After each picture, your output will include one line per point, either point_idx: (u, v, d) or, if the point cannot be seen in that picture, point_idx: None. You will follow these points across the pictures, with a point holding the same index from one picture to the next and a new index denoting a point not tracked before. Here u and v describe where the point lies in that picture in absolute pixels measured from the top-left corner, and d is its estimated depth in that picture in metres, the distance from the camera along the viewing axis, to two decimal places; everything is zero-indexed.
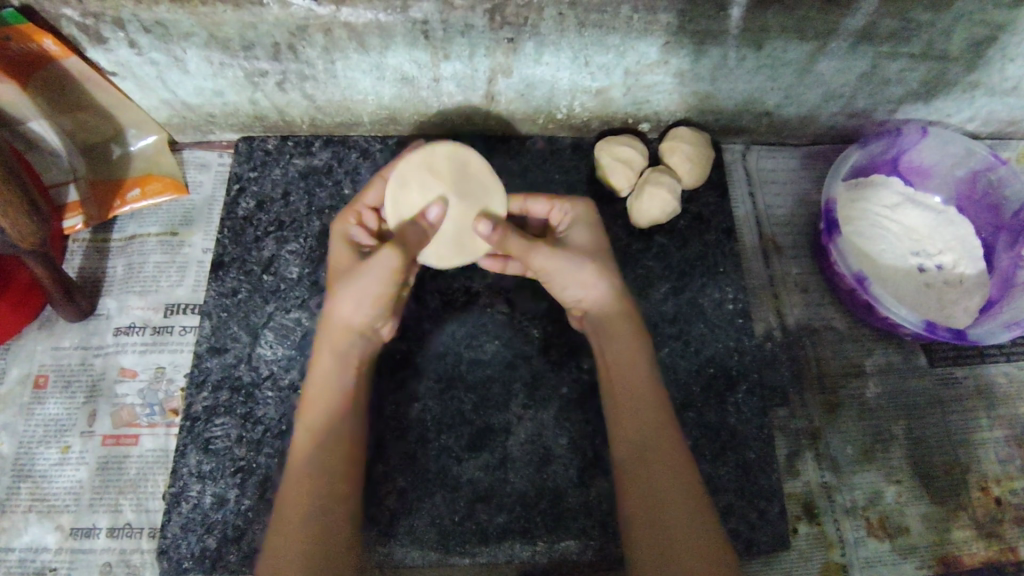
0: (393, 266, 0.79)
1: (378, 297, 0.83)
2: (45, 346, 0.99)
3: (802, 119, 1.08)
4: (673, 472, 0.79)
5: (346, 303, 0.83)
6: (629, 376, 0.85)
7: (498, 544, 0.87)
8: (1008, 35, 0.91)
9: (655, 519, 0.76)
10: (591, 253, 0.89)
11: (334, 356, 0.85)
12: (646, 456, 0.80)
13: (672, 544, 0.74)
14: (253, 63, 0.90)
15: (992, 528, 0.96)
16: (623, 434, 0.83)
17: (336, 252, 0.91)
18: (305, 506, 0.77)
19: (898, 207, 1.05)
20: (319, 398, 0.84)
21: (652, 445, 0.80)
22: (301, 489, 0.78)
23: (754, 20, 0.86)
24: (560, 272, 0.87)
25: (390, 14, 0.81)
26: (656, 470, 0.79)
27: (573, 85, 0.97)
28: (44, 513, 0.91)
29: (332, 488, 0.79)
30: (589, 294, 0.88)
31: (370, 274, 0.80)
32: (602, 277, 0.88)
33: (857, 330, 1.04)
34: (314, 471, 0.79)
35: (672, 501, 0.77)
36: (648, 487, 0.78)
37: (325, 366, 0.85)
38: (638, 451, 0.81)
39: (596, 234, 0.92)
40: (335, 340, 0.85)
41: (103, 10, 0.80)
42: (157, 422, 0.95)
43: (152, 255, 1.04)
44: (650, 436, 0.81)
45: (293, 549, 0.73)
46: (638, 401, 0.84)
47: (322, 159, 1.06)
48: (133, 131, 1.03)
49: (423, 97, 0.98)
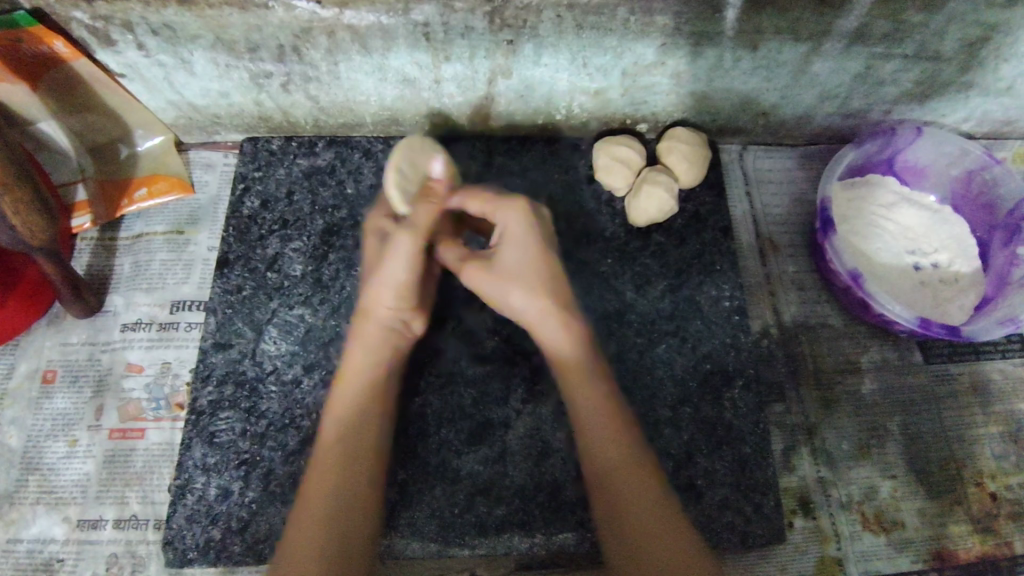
0: (414, 244, 0.84)
1: (408, 281, 0.86)
2: (52, 342, 1.01)
3: (798, 119, 1.09)
4: (638, 480, 0.77)
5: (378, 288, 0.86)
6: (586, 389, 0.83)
7: (496, 536, 0.88)
8: (1001, 36, 0.92)
9: (621, 529, 0.75)
10: (512, 278, 0.85)
11: (367, 347, 0.86)
12: (608, 469, 0.78)
13: (645, 549, 0.72)
14: (258, 65, 0.92)
15: (987, 523, 0.97)
16: (587, 444, 0.81)
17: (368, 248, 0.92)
18: (332, 492, 0.76)
19: (894, 206, 1.06)
20: (349, 390, 0.85)
21: (613, 458, 0.79)
22: (326, 478, 0.78)
23: (749, 22, 0.87)
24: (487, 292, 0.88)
25: (392, 16, 0.83)
26: (621, 481, 0.77)
27: (571, 86, 0.98)
28: (51, 505, 0.93)
29: (359, 478, 0.79)
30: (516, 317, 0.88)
31: (396, 259, 0.84)
32: (523, 302, 0.85)
33: (853, 327, 1.05)
34: (340, 460, 0.79)
35: (636, 510, 0.75)
36: (614, 496, 0.77)
37: (358, 362, 0.86)
38: (601, 461, 0.79)
39: (529, 249, 0.86)
40: (370, 332, 0.87)
41: (112, 14, 0.82)
42: (163, 416, 0.97)
43: (159, 253, 1.06)
44: (610, 449, 0.79)
45: (317, 535, 0.73)
46: (595, 415, 0.82)
47: (325, 159, 1.07)
48: (140, 132, 1.06)
49: (425, 98, 1.00)
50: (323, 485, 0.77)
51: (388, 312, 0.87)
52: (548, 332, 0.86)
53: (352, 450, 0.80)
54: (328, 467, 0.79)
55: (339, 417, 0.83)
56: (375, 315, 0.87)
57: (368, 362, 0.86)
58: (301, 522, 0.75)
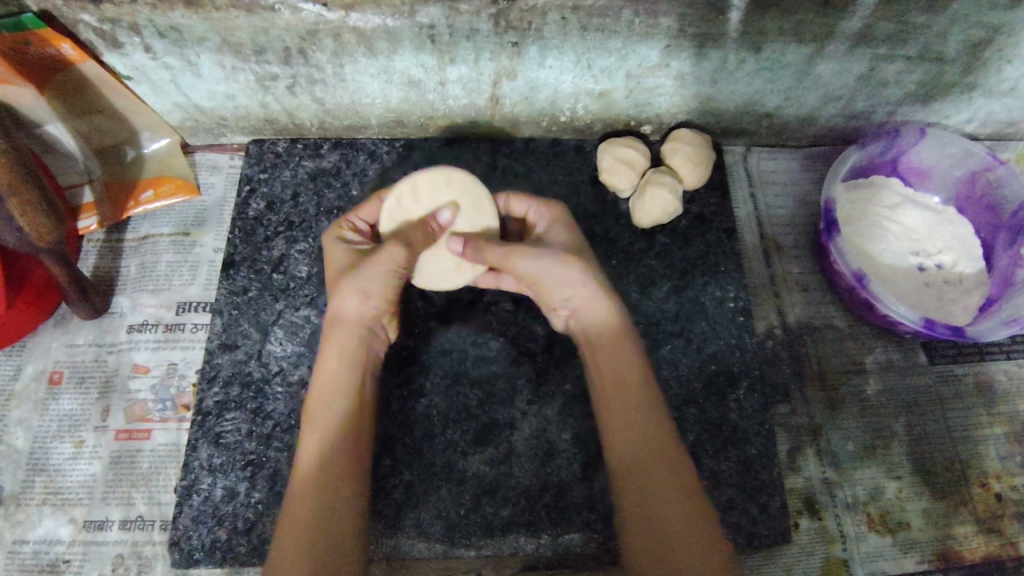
0: (398, 259, 0.83)
1: (382, 291, 0.85)
2: (59, 343, 1.01)
3: (802, 121, 1.10)
4: (665, 472, 0.78)
5: (351, 298, 0.84)
6: (620, 377, 0.85)
7: (502, 537, 0.88)
8: (1004, 37, 0.92)
9: (648, 523, 0.76)
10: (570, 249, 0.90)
11: (340, 353, 0.85)
12: (636, 459, 0.80)
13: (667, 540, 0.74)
14: (264, 68, 0.93)
15: (992, 523, 0.96)
16: (615, 433, 0.83)
17: (331, 251, 0.89)
18: (312, 501, 0.76)
19: (898, 207, 1.06)
20: (322, 397, 0.84)
21: (644, 448, 0.80)
22: (308, 487, 0.78)
23: (754, 23, 0.87)
24: (546, 275, 0.87)
25: (398, 19, 0.84)
26: (650, 473, 0.78)
27: (576, 88, 0.99)
28: (57, 505, 0.93)
29: (340, 484, 0.79)
30: (576, 294, 0.88)
31: (375, 267, 0.83)
32: (593, 272, 0.89)
33: (857, 328, 1.06)
34: (318, 469, 0.79)
35: (663, 506, 0.76)
36: (641, 487, 0.78)
37: (331, 368, 0.85)
38: (629, 451, 0.81)
39: (574, 232, 0.93)
40: (342, 337, 0.85)
41: (119, 16, 0.83)
42: (169, 417, 0.97)
43: (165, 255, 1.06)
44: (641, 439, 0.81)
45: (302, 544, 0.73)
46: (630, 403, 0.83)
47: (331, 161, 1.08)
48: (146, 134, 1.06)
49: (429, 100, 1.01)
50: (305, 495, 0.77)
51: (364, 318, 0.86)
52: (600, 312, 0.88)
53: (329, 457, 0.80)
54: (306, 476, 0.79)
55: (314, 424, 0.82)
56: (347, 323, 0.86)
57: (339, 369, 0.85)
58: (285, 532, 0.75)
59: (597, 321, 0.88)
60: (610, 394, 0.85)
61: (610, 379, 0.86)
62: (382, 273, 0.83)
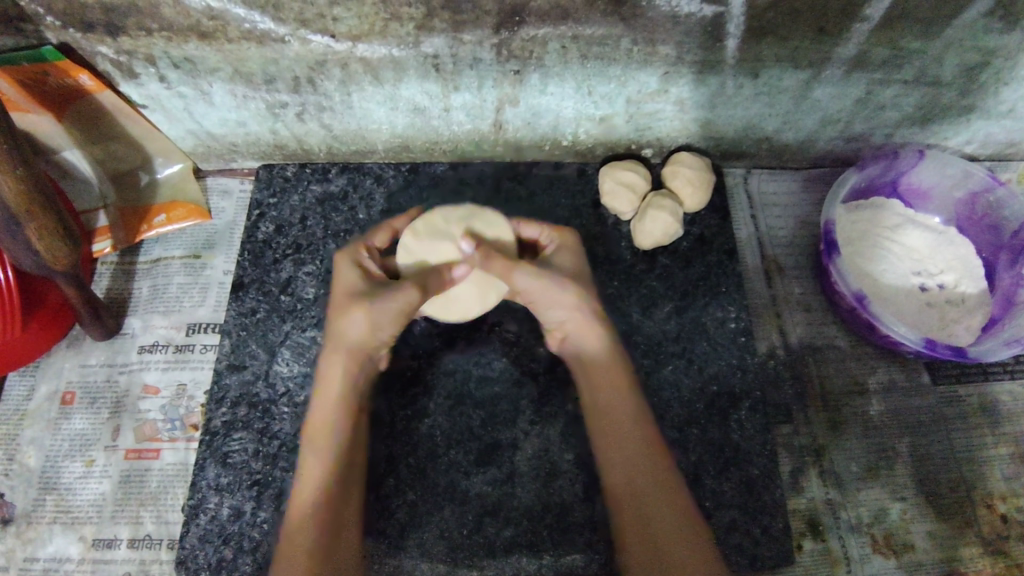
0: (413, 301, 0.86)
1: (392, 321, 0.87)
2: (72, 364, 1.04)
3: (802, 143, 1.11)
4: (660, 488, 0.79)
5: (356, 325, 0.87)
6: (612, 401, 0.85)
7: (505, 558, 0.89)
8: (999, 60, 0.94)
9: (654, 557, 0.75)
10: (572, 276, 0.91)
11: (337, 378, 0.88)
12: (639, 486, 0.79)
13: (660, 555, 0.75)
14: (274, 96, 0.96)
15: (999, 545, 0.96)
16: (609, 454, 0.83)
17: (345, 273, 0.91)
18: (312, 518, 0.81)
19: (898, 228, 1.07)
20: (321, 422, 0.87)
21: (647, 472, 0.80)
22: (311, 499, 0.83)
23: (750, 50, 0.89)
24: (544, 293, 0.89)
25: (403, 49, 0.86)
26: (650, 499, 0.78)
27: (577, 113, 1.01)
28: (68, 524, 0.95)
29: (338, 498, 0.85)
30: (570, 317, 0.90)
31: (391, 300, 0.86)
32: (584, 298, 0.89)
33: (859, 348, 1.06)
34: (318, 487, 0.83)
35: (671, 535, 0.75)
36: (639, 509, 0.78)
37: (331, 391, 0.88)
38: (630, 478, 0.80)
39: (579, 259, 0.94)
40: (346, 362, 0.88)
41: (135, 48, 0.86)
42: (178, 437, 0.99)
43: (176, 277, 1.09)
44: (640, 462, 0.81)
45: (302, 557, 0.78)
46: (622, 426, 0.84)
47: (338, 185, 1.10)
48: (159, 160, 1.10)
49: (435, 126, 1.03)
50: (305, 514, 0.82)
51: (367, 346, 0.89)
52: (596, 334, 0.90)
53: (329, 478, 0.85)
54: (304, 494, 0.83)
55: (313, 446, 0.86)
56: (349, 349, 0.88)
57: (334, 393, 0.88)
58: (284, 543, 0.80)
59: (585, 339, 0.90)
60: (605, 421, 0.85)
61: (604, 403, 0.86)
62: (394, 304, 0.86)
